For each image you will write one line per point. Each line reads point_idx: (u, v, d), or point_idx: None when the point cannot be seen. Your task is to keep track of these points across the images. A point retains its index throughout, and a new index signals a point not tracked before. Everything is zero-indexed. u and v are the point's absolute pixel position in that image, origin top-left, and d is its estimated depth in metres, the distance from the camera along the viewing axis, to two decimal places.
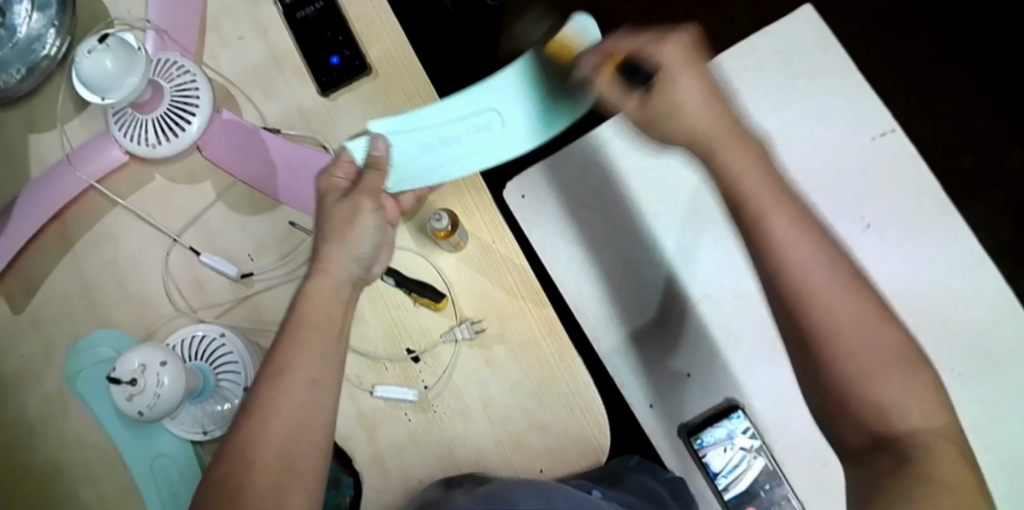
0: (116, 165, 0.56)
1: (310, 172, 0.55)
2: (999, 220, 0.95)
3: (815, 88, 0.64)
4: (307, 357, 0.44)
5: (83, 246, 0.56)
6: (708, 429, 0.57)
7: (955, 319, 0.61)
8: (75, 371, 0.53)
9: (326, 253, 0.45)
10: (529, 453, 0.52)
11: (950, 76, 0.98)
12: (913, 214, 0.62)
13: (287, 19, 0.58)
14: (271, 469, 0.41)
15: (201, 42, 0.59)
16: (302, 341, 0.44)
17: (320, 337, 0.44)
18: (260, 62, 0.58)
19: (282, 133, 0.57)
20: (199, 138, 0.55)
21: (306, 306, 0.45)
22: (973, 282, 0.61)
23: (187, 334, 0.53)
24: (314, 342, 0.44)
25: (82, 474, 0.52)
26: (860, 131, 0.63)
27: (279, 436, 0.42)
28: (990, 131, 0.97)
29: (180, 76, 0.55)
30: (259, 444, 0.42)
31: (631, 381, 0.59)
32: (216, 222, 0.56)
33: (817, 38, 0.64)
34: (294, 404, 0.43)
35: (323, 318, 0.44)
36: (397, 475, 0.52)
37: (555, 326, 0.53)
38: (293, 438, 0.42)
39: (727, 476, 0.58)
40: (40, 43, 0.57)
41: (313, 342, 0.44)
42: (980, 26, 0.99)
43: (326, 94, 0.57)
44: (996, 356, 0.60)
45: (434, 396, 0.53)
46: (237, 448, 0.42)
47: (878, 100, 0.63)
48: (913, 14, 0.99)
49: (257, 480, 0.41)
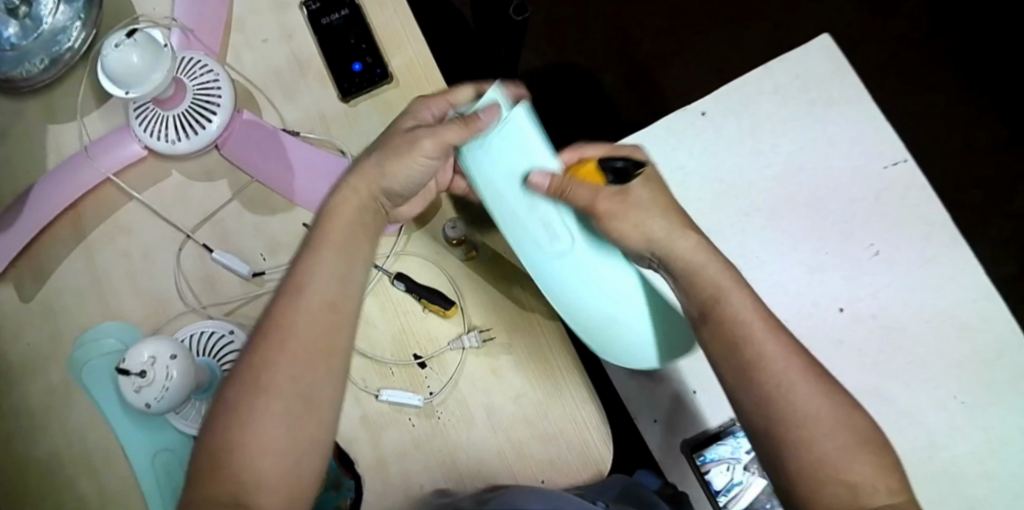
0: (134, 159, 0.57)
1: (330, 175, 0.56)
2: (1000, 257, 0.96)
3: (827, 115, 0.65)
4: (324, 298, 0.42)
5: (96, 237, 0.56)
6: (710, 447, 0.59)
7: (960, 349, 0.61)
8: (81, 363, 0.53)
9: (378, 164, 0.46)
10: (533, 464, 0.51)
11: (955, 113, 1.00)
12: (920, 243, 0.63)
13: (312, 24, 0.59)
14: (275, 410, 0.39)
15: (226, 43, 0.60)
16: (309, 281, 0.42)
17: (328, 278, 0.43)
18: (283, 65, 0.59)
19: (301, 135, 0.58)
20: (220, 136, 0.56)
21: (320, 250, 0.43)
22: (977, 312, 0.62)
23: (195, 330, 0.53)
24: (326, 281, 0.42)
25: (82, 465, 0.52)
26: (867, 160, 0.65)
27: (280, 374, 0.39)
28: (992, 166, 0.98)
29: (204, 76, 0.55)
30: (264, 384, 0.39)
31: (638, 397, 0.61)
32: (230, 220, 0.56)
33: (827, 68, 0.65)
34: (302, 344, 0.40)
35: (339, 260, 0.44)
36: (399, 480, 0.52)
37: (563, 337, 0.54)
38: (301, 378, 0.40)
39: (727, 494, 0.59)
40: (65, 35, 0.58)
41: (323, 284, 0.42)
42: (986, 66, 1.01)
43: (347, 100, 0.58)
44: (1000, 388, 0.60)
45: (439, 402, 0.53)
46: (236, 391, 0.39)
47: (886, 130, 0.65)
48: (919, 51, 1.01)
49: (261, 420, 0.38)
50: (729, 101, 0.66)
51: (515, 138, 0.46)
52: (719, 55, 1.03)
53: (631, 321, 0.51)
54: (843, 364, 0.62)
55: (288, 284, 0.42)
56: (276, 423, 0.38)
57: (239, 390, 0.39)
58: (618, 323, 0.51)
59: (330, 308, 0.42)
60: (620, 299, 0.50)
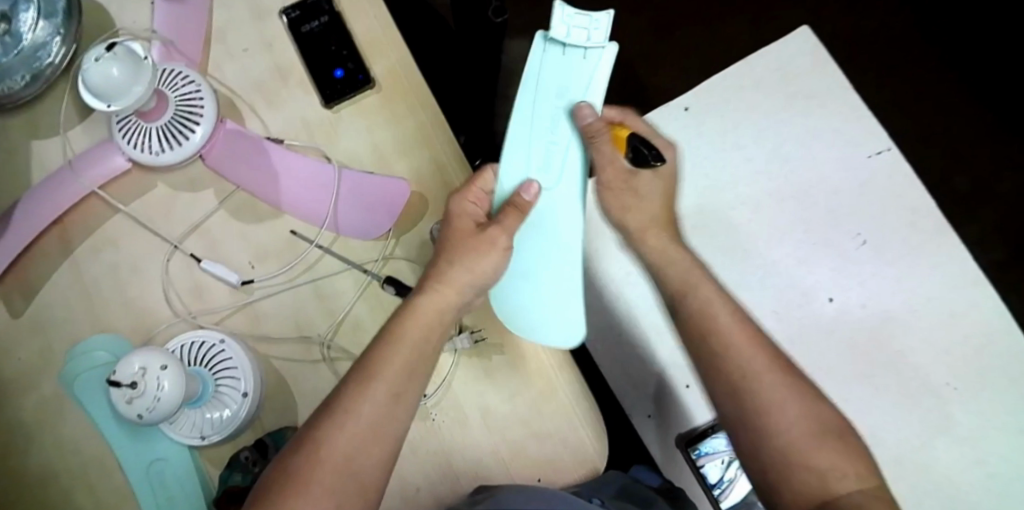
0: (119, 172, 0.57)
1: (315, 180, 0.56)
2: (983, 242, 0.98)
3: (807, 108, 0.66)
4: (391, 383, 0.44)
5: (83, 252, 0.56)
6: (705, 440, 0.60)
7: (944, 333, 0.62)
8: (72, 377, 0.53)
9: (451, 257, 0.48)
10: (528, 462, 0.52)
11: (935, 101, 1.01)
12: (902, 230, 0.64)
13: (293, 32, 0.59)
14: (329, 489, 0.41)
15: (207, 53, 0.60)
16: (376, 372, 0.44)
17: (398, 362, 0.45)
18: (266, 74, 0.59)
19: (286, 143, 0.58)
20: (203, 147, 0.56)
21: (391, 344, 0.45)
22: (962, 297, 0.63)
23: (187, 340, 0.53)
24: (393, 371, 0.44)
25: (76, 478, 0.52)
26: (847, 150, 0.65)
27: (335, 460, 0.42)
28: (973, 153, 1.00)
29: (186, 87, 0.55)
30: (321, 468, 0.41)
31: (631, 392, 0.64)
32: (217, 231, 0.56)
33: (806, 60, 0.66)
34: (362, 430, 0.42)
35: (406, 350, 0.45)
36: (395, 482, 0.52)
37: (553, 335, 0.54)
38: (354, 458, 0.42)
39: (722, 487, 0.60)
40: (45, 51, 0.58)
41: (395, 375, 0.44)
42: (963, 54, 1.02)
43: (329, 106, 0.58)
44: (984, 370, 0.61)
45: (433, 404, 0.53)
46: (290, 473, 0.41)
47: (865, 120, 0.66)
48: (898, 41, 1.02)
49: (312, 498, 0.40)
50: (710, 98, 0.67)
51: (569, 67, 0.54)
52: (702, 51, 1.03)
53: (557, 290, 0.54)
54: (830, 351, 0.63)
55: (363, 363, 0.45)
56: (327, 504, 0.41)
57: (293, 475, 0.41)
58: (535, 287, 0.54)
59: (392, 396, 0.44)
60: (557, 263, 0.54)
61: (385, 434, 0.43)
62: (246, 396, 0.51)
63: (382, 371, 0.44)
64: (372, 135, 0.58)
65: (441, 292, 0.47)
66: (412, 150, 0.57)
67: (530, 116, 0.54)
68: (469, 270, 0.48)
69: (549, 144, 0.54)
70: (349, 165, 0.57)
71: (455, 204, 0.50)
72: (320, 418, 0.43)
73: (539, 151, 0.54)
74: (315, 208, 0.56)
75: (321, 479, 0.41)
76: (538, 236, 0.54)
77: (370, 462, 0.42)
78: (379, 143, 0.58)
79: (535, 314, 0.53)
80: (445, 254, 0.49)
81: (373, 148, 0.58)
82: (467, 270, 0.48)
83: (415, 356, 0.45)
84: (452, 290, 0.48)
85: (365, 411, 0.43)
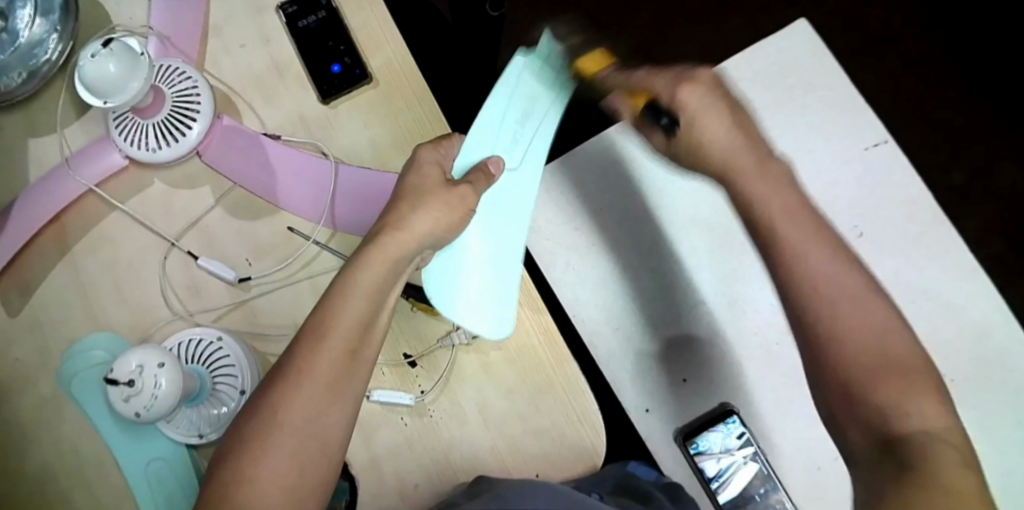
0: (115, 169, 0.57)
1: (313, 177, 0.56)
2: (987, 235, 0.97)
3: (808, 100, 0.65)
4: (341, 342, 0.43)
5: (80, 249, 0.56)
6: (702, 434, 0.60)
7: (947, 328, 0.62)
8: (70, 375, 0.53)
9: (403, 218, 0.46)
10: (526, 456, 0.52)
11: (938, 93, 1.00)
12: (907, 224, 0.63)
13: (289, 27, 0.59)
14: (291, 450, 0.40)
15: (204, 49, 0.60)
16: (327, 328, 0.43)
17: (349, 319, 0.43)
18: (262, 69, 0.59)
19: (283, 139, 0.57)
20: (200, 143, 0.56)
21: (343, 297, 0.44)
22: (966, 291, 0.62)
23: (184, 338, 0.52)
24: (348, 326, 0.43)
25: (75, 477, 0.52)
26: (849, 143, 0.65)
27: (292, 419, 0.41)
28: (976, 146, 0.99)
29: (182, 83, 0.55)
30: (279, 427, 0.40)
31: (631, 388, 0.63)
32: (214, 227, 0.56)
33: (808, 53, 0.65)
34: (318, 388, 0.42)
35: (357, 302, 0.44)
36: (393, 479, 0.52)
37: (552, 331, 0.54)
38: (314, 419, 0.41)
39: (720, 481, 0.60)
40: (42, 48, 0.58)
41: (346, 331, 0.43)
42: (967, 45, 1.01)
43: (326, 101, 0.58)
44: (988, 365, 0.61)
45: (431, 401, 0.53)
46: (248, 436, 0.40)
47: (867, 113, 0.65)
48: (901, 33, 1.01)
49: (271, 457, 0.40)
50: None
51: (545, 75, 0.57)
52: (701, 45, 1.02)
53: (479, 283, 0.52)
54: None
55: (311, 323, 0.43)
56: (287, 463, 0.40)
57: (249, 436, 0.40)
58: (456, 276, 0.52)
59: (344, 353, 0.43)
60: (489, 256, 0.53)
61: (341, 391, 0.42)
62: (243, 393, 0.51)
63: (334, 325, 0.43)
64: (369, 130, 0.57)
65: (394, 241, 0.46)
66: (411, 147, 0.57)
67: (501, 106, 0.55)
68: (429, 218, 0.47)
69: (517, 132, 0.55)
70: (346, 161, 0.57)
71: (424, 154, 0.49)
72: (273, 375, 0.42)
73: (505, 140, 0.54)
74: (314, 204, 0.56)
75: (280, 439, 0.40)
76: (496, 223, 0.53)
77: (330, 420, 0.42)
78: (376, 139, 0.57)
79: (453, 297, 0.52)
80: (403, 197, 0.47)
81: (370, 144, 0.57)
82: (432, 219, 0.47)
83: (367, 309, 0.44)
84: (409, 240, 0.46)
85: (319, 366, 0.42)
